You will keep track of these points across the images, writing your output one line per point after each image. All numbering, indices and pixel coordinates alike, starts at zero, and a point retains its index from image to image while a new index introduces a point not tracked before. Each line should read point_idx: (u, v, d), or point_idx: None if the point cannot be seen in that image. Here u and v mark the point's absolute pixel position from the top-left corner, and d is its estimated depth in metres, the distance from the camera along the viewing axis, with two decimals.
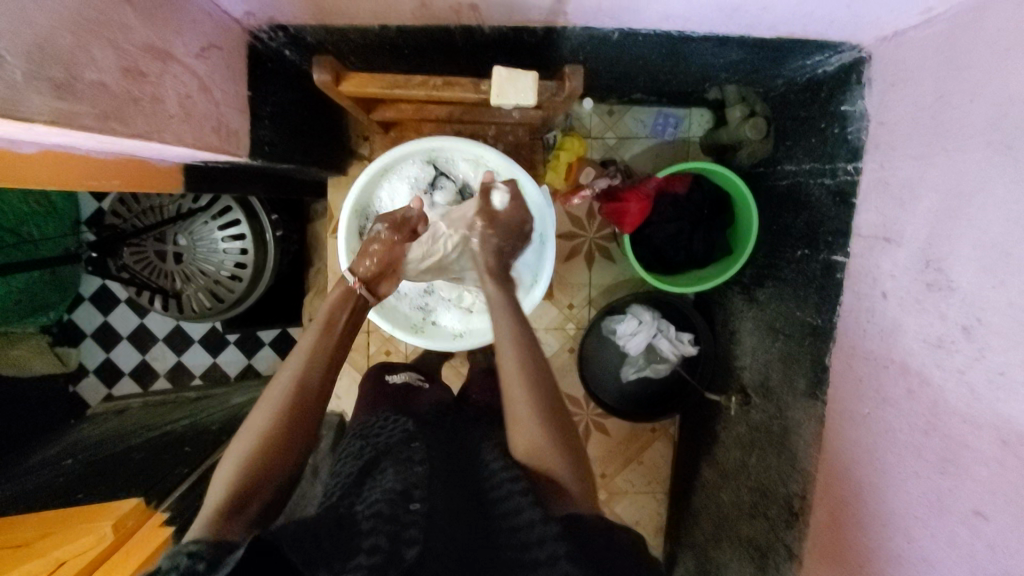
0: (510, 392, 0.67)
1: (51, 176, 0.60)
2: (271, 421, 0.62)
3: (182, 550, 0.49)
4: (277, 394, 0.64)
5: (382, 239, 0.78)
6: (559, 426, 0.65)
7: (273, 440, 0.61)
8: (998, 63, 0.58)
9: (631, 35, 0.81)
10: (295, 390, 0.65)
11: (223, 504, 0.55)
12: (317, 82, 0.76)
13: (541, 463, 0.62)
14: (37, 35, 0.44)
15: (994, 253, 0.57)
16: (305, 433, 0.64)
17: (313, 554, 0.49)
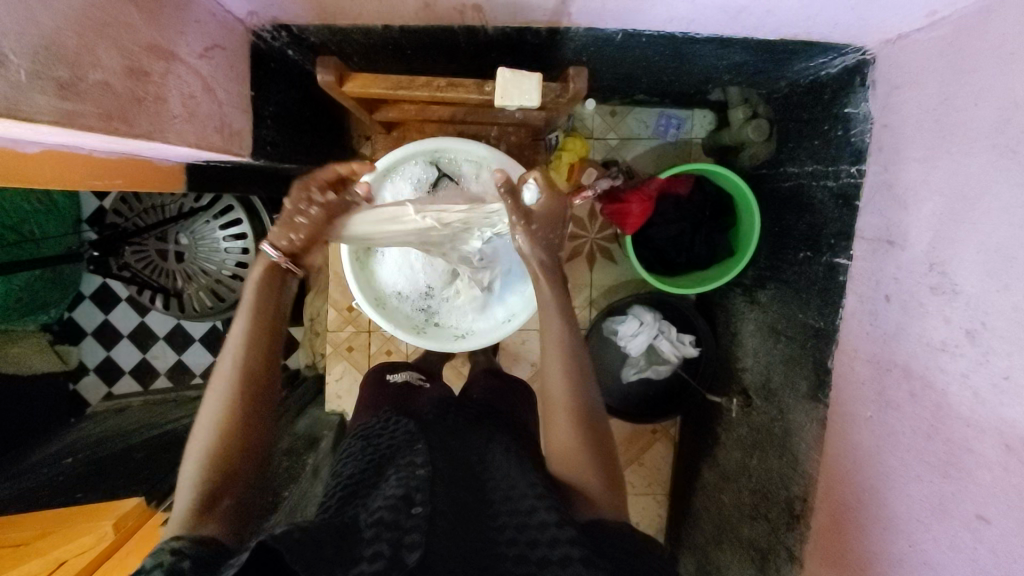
0: (552, 394, 0.69)
1: (54, 176, 0.60)
2: (223, 413, 0.59)
3: (165, 547, 0.49)
4: (222, 384, 0.60)
5: (315, 208, 0.68)
6: (594, 436, 0.67)
7: (230, 433, 0.59)
8: (1003, 67, 0.58)
9: (635, 36, 0.81)
10: (240, 374, 0.61)
11: (193, 507, 0.54)
12: (320, 82, 0.76)
13: (569, 469, 0.65)
14: (42, 35, 0.44)
15: (999, 257, 0.57)
16: (263, 413, 0.62)
17: (313, 560, 0.47)
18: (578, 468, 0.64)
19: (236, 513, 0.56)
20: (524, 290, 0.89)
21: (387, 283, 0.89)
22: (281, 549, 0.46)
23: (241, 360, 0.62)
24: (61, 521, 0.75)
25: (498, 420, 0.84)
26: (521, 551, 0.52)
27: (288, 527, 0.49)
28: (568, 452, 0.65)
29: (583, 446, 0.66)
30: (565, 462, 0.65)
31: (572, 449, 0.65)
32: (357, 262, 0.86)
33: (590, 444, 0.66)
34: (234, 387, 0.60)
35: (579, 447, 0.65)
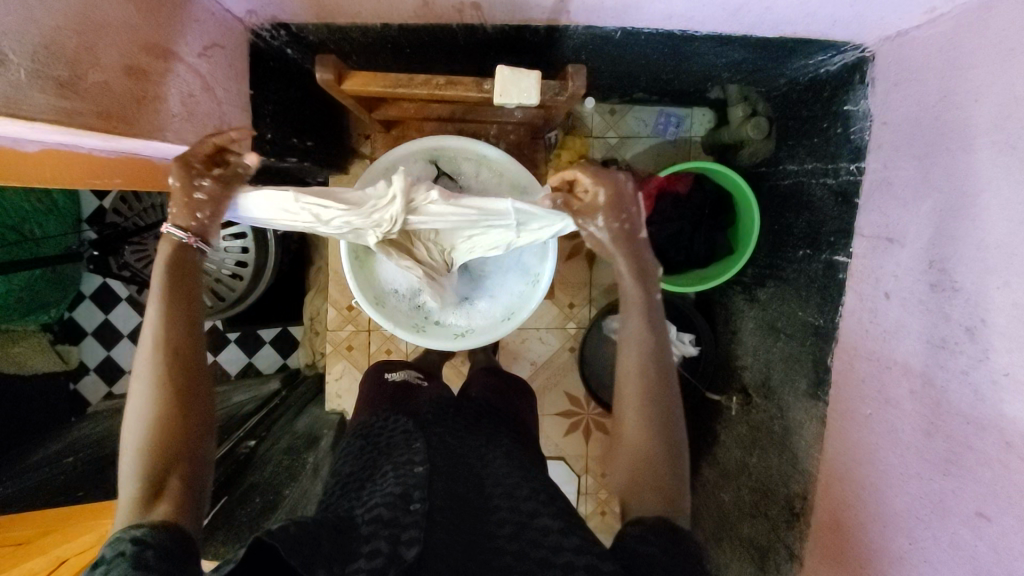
0: (624, 394, 0.66)
1: (52, 176, 0.59)
2: (156, 395, 0.58)
3: (124, 537, 0.49)
4: (148, 370, 0.58)
5: (210, 181, 0.63)
6: (665, 446, 0.63)
7: (167, 413, 0.57)
8: (1001, 65, 0.58)
9: (634, 34, 0.81)
10: (167, 353, 0.59)
11: (140, 493, 0.53)
12: (319, 80, 0.75)
13: (636, 477, 0.62)
14: (43, 34, 0.44)
15: (1000, 254, 0.56)
16: (200, 388, 0.60)
17: (311, 556, 0.47)
18: (640, 494, 0.61)
19: (189, 494, 0.55)
20: (525, 287, 0.90)
21: (386, 281, 0.88)
22: (277, 546, 0.46)
23: (166, 338, 0.59)
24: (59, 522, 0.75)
25: (498, 419, 0.84)
26: (522, 547, 0.53)
27: (286, 522, 0.49)
28: (635, 476, 0.62)
29: (651, 470, 0.62)
30: (627, 483, 0.62)
31: (637, 473, 0.62)
32: (357, 260, 0.85)
33: (663, 462, 0.62)
34: (161, 366, 0.58)
35: (647, 472, 0.62)
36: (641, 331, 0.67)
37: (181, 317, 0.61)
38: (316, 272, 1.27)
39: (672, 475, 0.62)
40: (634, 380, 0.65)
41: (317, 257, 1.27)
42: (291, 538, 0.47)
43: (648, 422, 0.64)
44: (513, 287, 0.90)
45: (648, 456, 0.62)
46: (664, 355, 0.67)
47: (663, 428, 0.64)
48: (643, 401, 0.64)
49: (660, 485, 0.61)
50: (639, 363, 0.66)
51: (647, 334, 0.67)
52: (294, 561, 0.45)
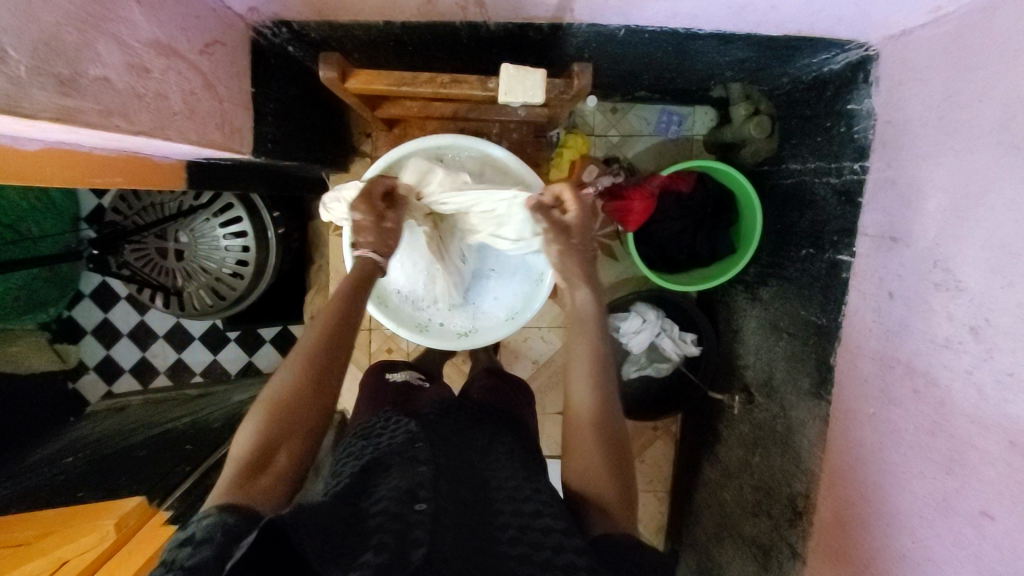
0: (575, 393, 0.72)
1: (53, 173, 0.59)
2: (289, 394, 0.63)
3: (214, 517, 0.50)
4: (290, 365, 0.65)
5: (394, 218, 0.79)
6: (616, 448, 0.68)
7: (293, 402, 0.62)
8: (1006, 64, 0.58)
9: (637, 32, 0.81)
10: (309, 359, 0.65)
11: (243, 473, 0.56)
12: (322, 78, 0.75)
13: (596, 488, 0.64)
14: (43, 30, 0.43)
15: (1003, 254, 0.56)
16: (329, 398, 0.65)
17: (322, 546, 0.48)
18: (602, 486, 0.64)
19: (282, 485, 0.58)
20: (529, 288, 0.90)
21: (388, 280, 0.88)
22: (288, 534, 0.47)
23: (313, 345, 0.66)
24: (56, 522, 0.74)
25: (499, 419, 0.84)
26: (523, 550, 0.53)
27: (296, 509, 0.50)
28: (589, 469, 0.66)
29: (606, 463, 0.66)
30: (585, 477, 0.65)
31: (597, 467, 0.66)
32: None
33: (616, 462, 0.66)
34: (303, 370, 0.64)
35: (604, 462, 0.66)
36: (589, 339, 0.76)
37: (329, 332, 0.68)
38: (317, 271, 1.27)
39: (624, 469, 0.66)
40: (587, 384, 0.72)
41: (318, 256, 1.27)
42: (302, 530, 0.48)
43: (600, 419, 0.69)
44: (517, 286, 0.91)
45: (604, 449, 0.67)
46: (607, 362, 0.75)
47: (611, 428, 0.69)
48: (597, 401, 0.70)
49: (616, 482, 0.65)
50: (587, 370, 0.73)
51: (593, 341, 0.76)
52: (307, 549, 0.47)
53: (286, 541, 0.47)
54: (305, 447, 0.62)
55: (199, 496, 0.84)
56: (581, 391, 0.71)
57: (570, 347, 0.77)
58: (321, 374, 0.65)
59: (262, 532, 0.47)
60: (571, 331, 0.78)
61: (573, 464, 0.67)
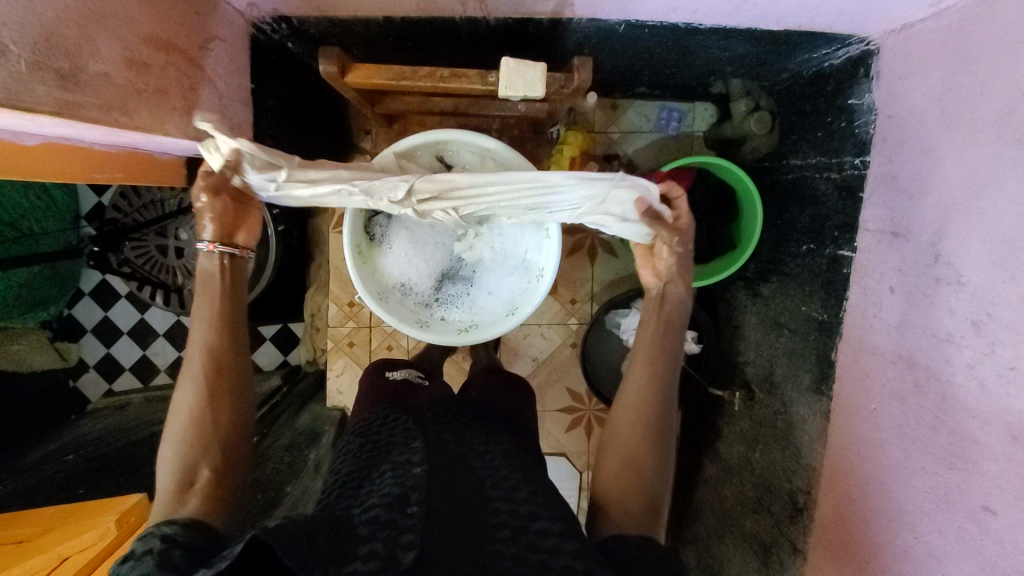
0: (623, 393, 0.73)
1: (51, 170, 0.58)
2: (197, 403, 0.64)
3: (154, 534, 0.53)
4: (190, 377, 0.65)
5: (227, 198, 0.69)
6: (648, 458, 0.69)
7: (208, 414, 0.64)
8: (1005, 58, 0.58)
9: (637, 27, 0.81)
10: (209, 361, 0.66)
11: (175, 491, 0.59)
12: (322, 74, 0.75)
13: (620, 497, 0.66)
14: (42, 25, 0.43)
15: (1005, 248, 0.56)
16: (238, 395, 0.67)
17: (308, 557, 0.47)
18: (621, 494, 0.67)
19: (220, 492, 0.61)
20: (527, 284, 0.88)
21: (392, 275, 0.89)
22: (271, 544, 0.46)
23: (208, 348, 0.66)
24: (54, 521, 0.74)
25: (498, 418, 0.84)
26: (519, 550, 0.53)
27: (283, 520, 0.50)
28: (617, 475, 0.68)
29: (631, 474, 0.68)
30: (611, 482, 0.68)
31: (624, 476, 0.68)
32: (360, 254, 0.85)
33: (643, 472, 0.68)
34: (204, 375, 0.65)
35: (631, 471, 0.68)
36: (655, 342, 0.76)
37: (221, 334, 0.67)
38: (316, 269, 1.27)
39: (648, 484, 0.68)
40: (636, 386, 0.72)
41: (317, 253, 1.27)
42: (284, 542, 0.47)
43: (638, 427, 0.70)
44: (514, 282, 0.89)
45: (632, 459, 0.69)
46: (671, 364, 0.75)
47: (646, 439, 0.70)
48: (640, 410, 0.71)
49: (637, 498, 0.66)
50: (639, 375, 0.73)
51: (659, 346, 0.75)
52: (291, 562, 0.45)
53: (269, 554, 0.47)
54: (233, 451, 0.64)
55: None
56: (629, 393, 0.72)
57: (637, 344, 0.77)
58: (224, 373, 0.66)
59: (246, 546, 0.47)
60: (646, 327, 0.78)
61: (605, 466, 0.70)
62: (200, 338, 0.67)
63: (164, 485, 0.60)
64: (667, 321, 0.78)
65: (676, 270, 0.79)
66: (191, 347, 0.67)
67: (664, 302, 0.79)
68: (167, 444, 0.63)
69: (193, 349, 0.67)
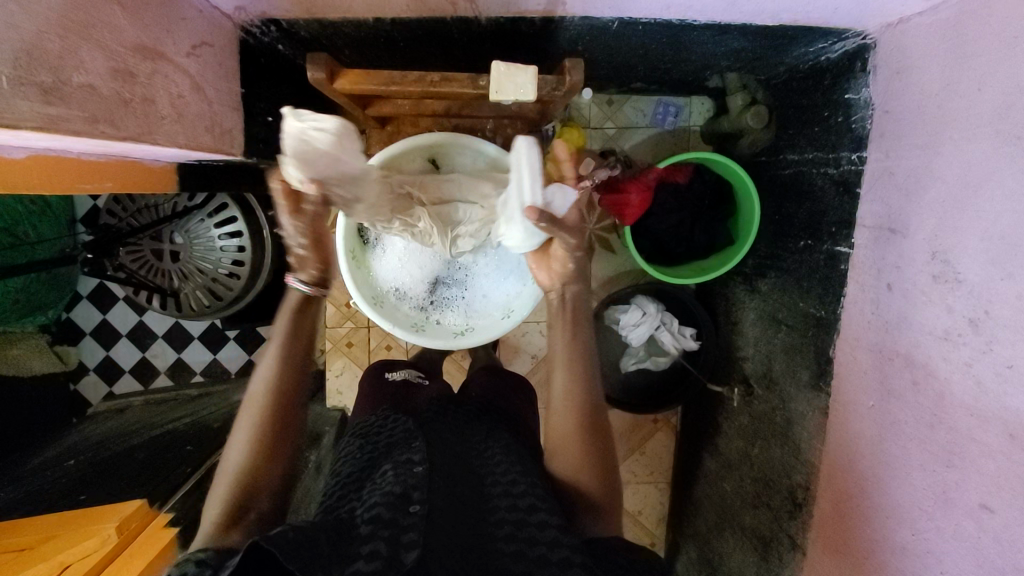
0: (555, 398, 0.73)
1: (40, 181, 0.57)
2: (250, 441, 0.63)
3: (190, 560, 0.52)
4: (253, 407, 0.66)
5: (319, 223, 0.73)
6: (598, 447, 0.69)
7: (260, 448, 0.63)
8: (1004, 53, 0.57)
9: (630, 24, 0.80)
10: (265, 400, 0.66)
11: (217, 523, 0.58)
12: (310, 79, 0.74)
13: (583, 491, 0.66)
14: (24, 39, 0.42)
15: (1004, 245, 0.56)
16: (291, 435, 0.66)
17: (311, 560, 0.46)
18: (588, 485, 0.66)
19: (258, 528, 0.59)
20: (523, 287, 0.88)
21: (387, 278, 0.89)
22: (273, 547, 0.46)
23: (274, 382, 0.67)
24: (62, 526, 0.74)
25: (498, 416, 0.84)
26: (519, 547, 0.53)
27: (284, 526, 0.49)
28: (579, 467, 0.67)
29: (595, 457, 0.68)
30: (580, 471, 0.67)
31: (586, 471, 0.67)
32: (353, 258, 0.85)
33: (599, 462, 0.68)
34: (260, 413, 0.65)
35: (588, 465, 0.67)
36: (572, 342, 0.76)
37: (289, 372, 0.69)
38: None
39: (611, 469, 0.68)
40: (564, 384, 0.73)
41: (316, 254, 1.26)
42: (285, 548, 0.46)
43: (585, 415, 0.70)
44: (507, 286, 0.90)
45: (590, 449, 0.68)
46: (589, 356, 0.76)
47: (593, 425, 0.70)
48: (575, 402, 0.71)
49: (606, 485, 0.67)
50: (565, 374, 0.73)
51: (577, 344, 0.76)
52: (293, 565, 0.45)
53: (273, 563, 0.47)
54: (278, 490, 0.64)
55: (199, 498, 0.85)
56: (561, 391, 0.72)
57: (552, 353, 0.77)
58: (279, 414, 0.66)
59: (249, 553, 0.47)
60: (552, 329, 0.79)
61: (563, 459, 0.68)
62: (265, 372, 0.68)
63: (209, 513, 0.59)
64: (575, 319, 0.78)
65: (574, 271, 0.80)
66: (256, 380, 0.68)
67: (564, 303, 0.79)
68: (218, 478, 0.62)
69: (257, 381, 0.68)
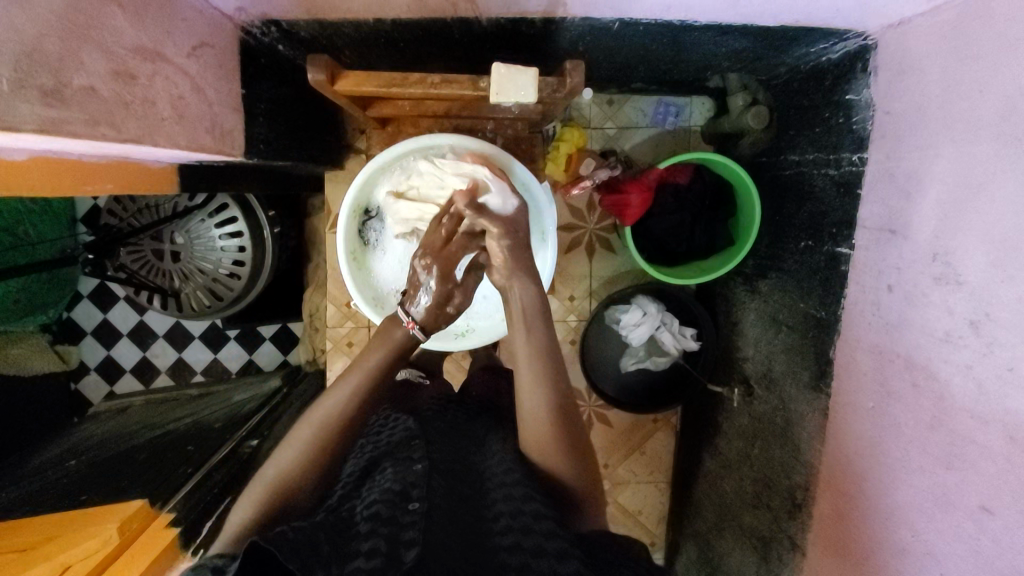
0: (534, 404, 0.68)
1: (41, 183, 0.57)
2: (305, 460, 0.64)
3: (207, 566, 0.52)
4: (316, 427, 0.67)
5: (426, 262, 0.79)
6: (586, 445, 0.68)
7: (312, 470, 0.64)
8: (1006, 54, 0.57)
9: (631, 25, 0.80)
10: (331, 426, 0.68)
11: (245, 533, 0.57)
12: (311, 81, 0.73)
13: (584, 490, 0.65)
14: (24, 42, 0.42)
15: (1005, 247, 0.56)
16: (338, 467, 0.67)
17: (310, 560, 0.47)
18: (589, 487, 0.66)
19: None
20: None
21: (388, 279, 0.90)
22: (273, 549, 0.47)
23: (344, 410, 0.69)
24: (64, 526, 0.75)
25: (499, 415, 0.85)
26: (515, 539, 0.53)
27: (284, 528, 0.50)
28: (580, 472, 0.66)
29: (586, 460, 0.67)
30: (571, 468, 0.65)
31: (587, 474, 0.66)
32: (353, 260, 0.87)
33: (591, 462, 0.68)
34: (324, 438, 0.67)
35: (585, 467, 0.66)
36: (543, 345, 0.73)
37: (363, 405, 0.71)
38: (316, 269, 1.27)
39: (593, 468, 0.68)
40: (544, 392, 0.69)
41: (317, 254, 1.26)
42: (285, 551, 0.47)
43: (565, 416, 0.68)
44: None
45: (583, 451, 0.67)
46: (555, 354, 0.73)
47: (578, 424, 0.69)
48: (552, 406, 0.68)
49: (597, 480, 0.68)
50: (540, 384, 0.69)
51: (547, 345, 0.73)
52: (292, 565, 0.46)
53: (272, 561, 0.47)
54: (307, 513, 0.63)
55: (200, 497, 0.85)
56: (533, 397, 0.69)
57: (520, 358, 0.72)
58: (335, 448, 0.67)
59: (248, 553, 0.48)
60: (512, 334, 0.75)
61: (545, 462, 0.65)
62: (339, 397, 0.70)
63: (241, 519, 0.59)
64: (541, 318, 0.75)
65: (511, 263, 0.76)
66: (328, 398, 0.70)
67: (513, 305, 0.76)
68: (257, 484, 0.63)
69: (330, 402, 0.69)
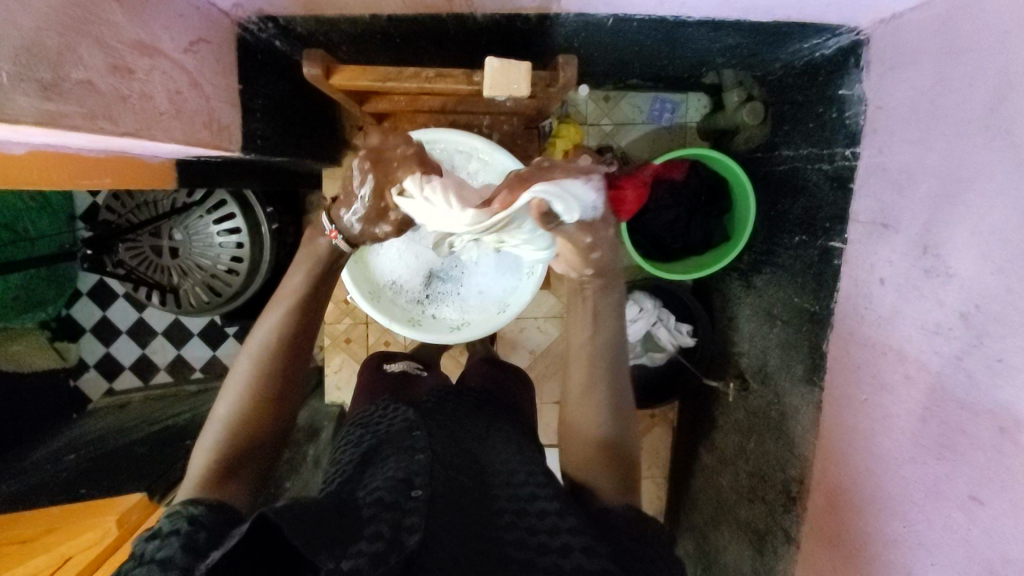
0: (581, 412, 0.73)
1: (40, 178, 0.58)
2: (247, 397, 0.67)
3: (182, 512, 0.53)
4: (254, 359, 0.70)
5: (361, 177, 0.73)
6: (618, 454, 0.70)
7: (256, 402, 0.67)
8: (995, 47, 0.57)
9: (625, 20, 0.80)
10: (268, 356, 0.70)
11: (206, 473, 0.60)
12: (307, 75, 0.75)
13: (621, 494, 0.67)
14: (23, 35, 0.43)
15: (994, 239, 0.56)
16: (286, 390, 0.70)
17: (313, 537, 0.47)
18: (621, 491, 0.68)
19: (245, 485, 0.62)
20: (518, 281, 0.89)
21: (384, 272, 0.90)
22: (281, 523, 0.46)
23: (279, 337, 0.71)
24: (64, 519, 0.75)
25: (497, 407, 0.85)
26: (520, 536, 0.54)
27: (288, 501, 0.49)
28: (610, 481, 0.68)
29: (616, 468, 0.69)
30: (584, 465, 0.70)
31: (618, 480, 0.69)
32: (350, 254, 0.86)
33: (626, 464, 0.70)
34: (259, 373, 0.68)
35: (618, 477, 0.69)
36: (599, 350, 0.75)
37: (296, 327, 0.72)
38: None
39: (626, 470, 0.69)
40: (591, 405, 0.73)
41: None
42: (290, 523, 0.46)
43: (598, 417, 0.72)
44: (505, 281, 0.90)
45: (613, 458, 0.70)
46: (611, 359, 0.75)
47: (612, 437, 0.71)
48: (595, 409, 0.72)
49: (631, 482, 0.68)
50: (592, 398, 0.73)
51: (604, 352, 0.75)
52: (297, 541, 0.45)
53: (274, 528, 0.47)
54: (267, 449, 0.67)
55: None
56: (586, 412, 0.73)
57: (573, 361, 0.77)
58: (273, 381, 0.69)
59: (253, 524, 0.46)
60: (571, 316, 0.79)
61: (571, 457, 0.72)
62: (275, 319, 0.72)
63: (199, 459, 0.62)
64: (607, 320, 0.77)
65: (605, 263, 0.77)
66: (264, 327, 0.72)
67: (586, 297, 0.79)
68: (211, 425, 0.66)
69: (265, 328, 0.72)
